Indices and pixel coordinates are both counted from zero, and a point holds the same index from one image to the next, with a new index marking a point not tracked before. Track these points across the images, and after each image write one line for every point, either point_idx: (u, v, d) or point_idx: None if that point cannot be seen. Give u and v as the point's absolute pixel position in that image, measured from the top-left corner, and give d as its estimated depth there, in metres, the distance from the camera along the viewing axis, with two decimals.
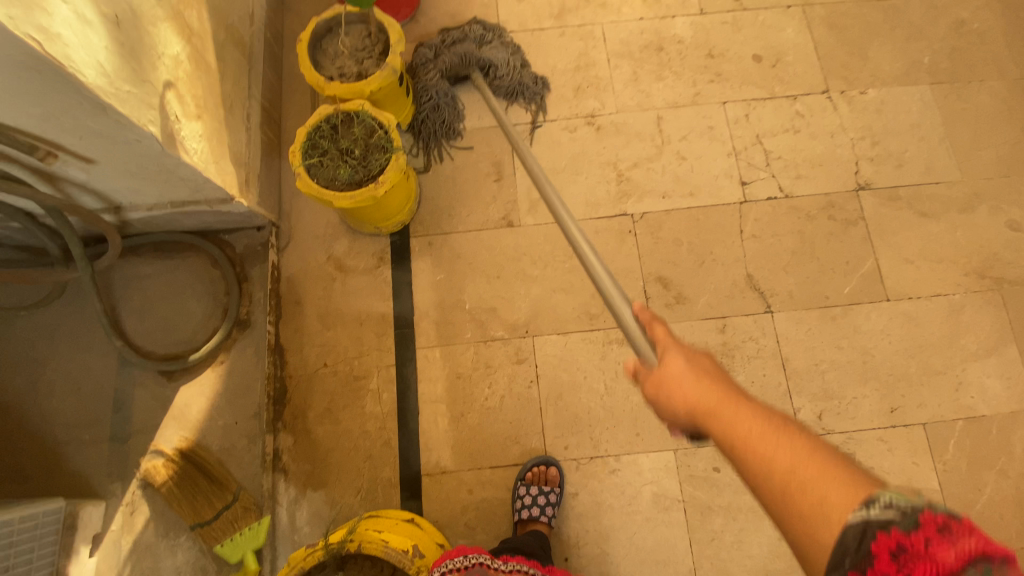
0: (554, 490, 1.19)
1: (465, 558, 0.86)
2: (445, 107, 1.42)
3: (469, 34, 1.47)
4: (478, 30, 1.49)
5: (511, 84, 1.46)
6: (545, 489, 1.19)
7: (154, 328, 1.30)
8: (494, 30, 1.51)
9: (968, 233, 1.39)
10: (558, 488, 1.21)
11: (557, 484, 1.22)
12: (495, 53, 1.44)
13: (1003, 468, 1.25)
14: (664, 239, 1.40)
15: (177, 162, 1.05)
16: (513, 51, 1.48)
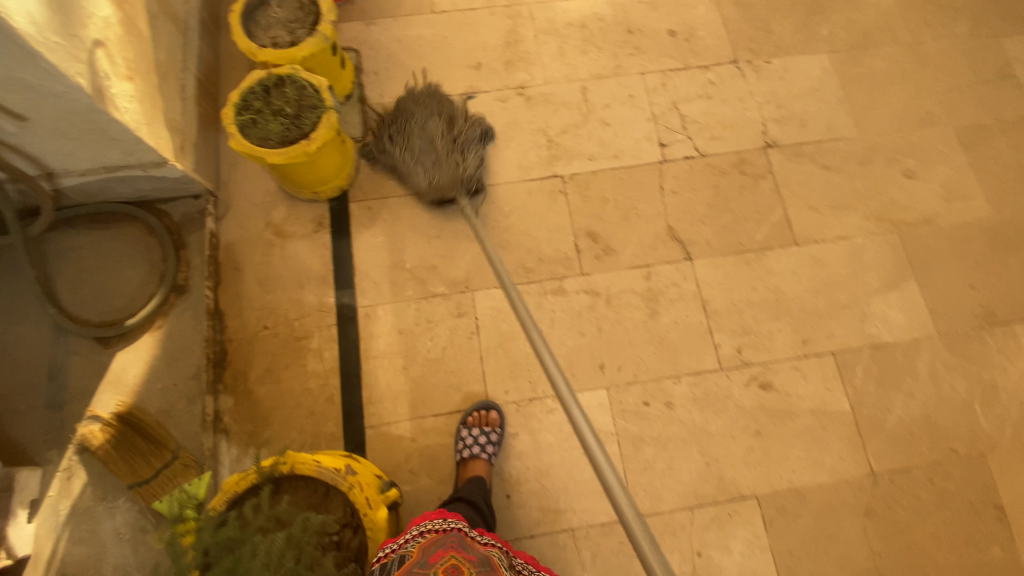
0: (494, 430, 1.24)
1: (445, 521, 0.90)
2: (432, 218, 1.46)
3: (441, 138, 1.38)
4: (444, 121, 1.41)
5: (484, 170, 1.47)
6: (486, 430, 1.25)
7: (89, 296, 1.31)
8: (453, 116, 1.43)
9: (866, 182, 1.53)
10: (498, 428, 1.26)
11: (497, 426, 1.27)
12: (475, 160, 1.40)
13: (909, 389, 1.37)
14: (592, 197, 1.48)
15: (108, 119, 1.08)
16: (477, 134, 1.44)
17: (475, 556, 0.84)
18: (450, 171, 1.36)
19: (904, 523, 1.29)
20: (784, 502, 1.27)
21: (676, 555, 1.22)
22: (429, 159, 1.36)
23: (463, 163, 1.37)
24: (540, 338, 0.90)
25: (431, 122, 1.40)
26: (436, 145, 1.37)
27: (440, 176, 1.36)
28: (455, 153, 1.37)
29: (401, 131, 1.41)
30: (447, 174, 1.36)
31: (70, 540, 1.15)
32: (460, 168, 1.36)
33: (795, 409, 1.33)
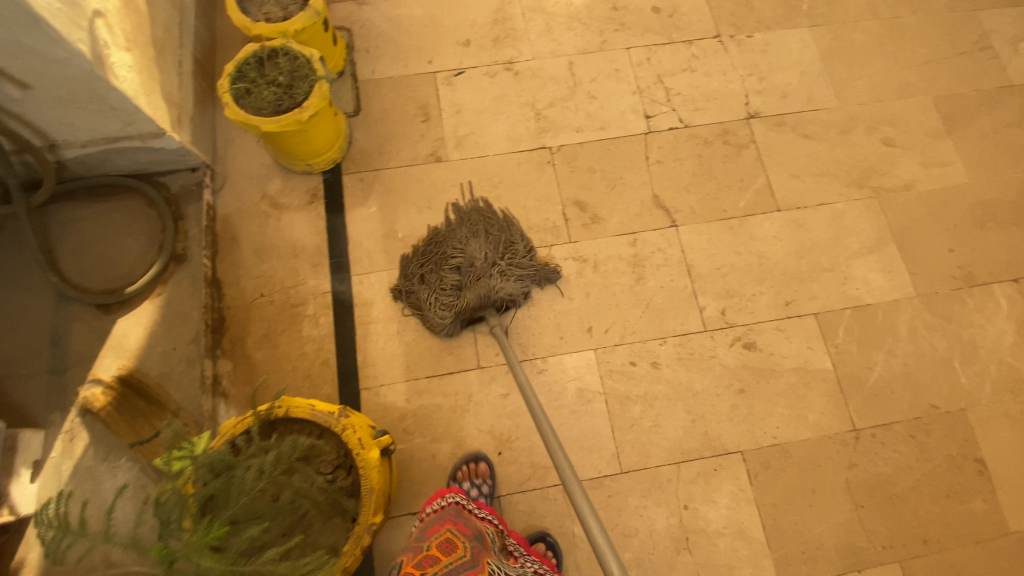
0: (485, 482, 1.22)
1: (444, 498, 1.02)
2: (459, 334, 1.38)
3: (483, 257, 1.30)
4: (491, 246, 1.33)
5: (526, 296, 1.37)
6: (476, 483, 1.22)
7: (90, 265, 1.34)
8: (503, 235, 1.36)
9: (847, 150, 1.56)
10: (489, 479, 1.23)
11: (487, 476, 1.24)
12: (515, 285, 1.31)
13: (890, 348, 1.40)
14: (579, 167, 1.52)
15: (108, 87, 1.12)
16: (524, 262, 1.35)
17: (470, 531, 0.94)
18: (482, 291, 1.27)
19: (886, 477, 1.32)
20: (769, 457, 1.30)
21: (663, 508, 1.25)
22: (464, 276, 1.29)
23: (499, 282, 1.29)
24: (524, 380, 1.08)
25: (475, 241, 1.33)
26: (475, 266, 1.30)
27: (474, 295, 1.28)
28: (493, 272, 1.29)
29: (441, 249, 1.35)
30: (478, 291, 1.27)
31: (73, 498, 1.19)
32: (495, 287, 1.28)
33: (779, 367, 1.36)
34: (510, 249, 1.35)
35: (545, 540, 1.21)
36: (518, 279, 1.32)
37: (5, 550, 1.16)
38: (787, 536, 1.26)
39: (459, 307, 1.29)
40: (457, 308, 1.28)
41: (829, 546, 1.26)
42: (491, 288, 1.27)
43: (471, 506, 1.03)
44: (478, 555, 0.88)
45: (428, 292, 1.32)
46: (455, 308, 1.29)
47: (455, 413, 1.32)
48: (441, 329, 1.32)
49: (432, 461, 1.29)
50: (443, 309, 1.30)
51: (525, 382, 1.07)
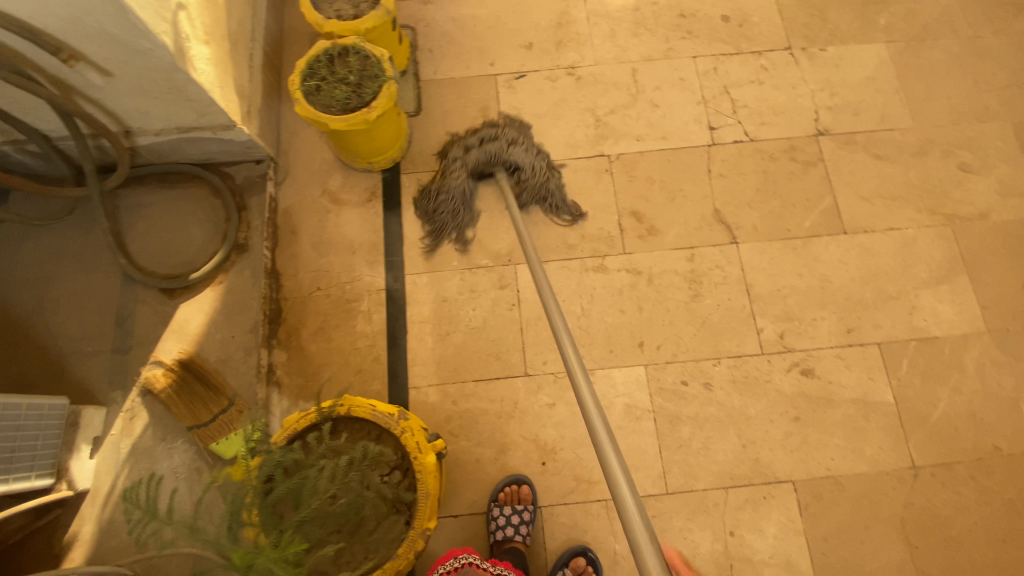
0: (528, 509, 1.20)
1: (456, 559, 1.03)
2: (462, 211, 1.43)
3: (505, 130, 1.46)
4: (519, 135, 1.47)
5: (537, 189, 1.44)
6: (519, 508, 1.21)
7: (156, 250, 1.39)
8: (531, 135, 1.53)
9: (920, 173, 1.49)
10: (531, 505, 1.22)
11: (530, 502, 1.23)
12: (524, 155, 1.43)
13: (956, 385, 1.34)
14: (638, 177, 1.49)
15: (186, 78, 1.14)
16: (543, 159, 1.47)
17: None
18: (494, 149, 1.41)
19: (944, 518, 1.26)
20: (821, 488, 1.26)
21: (708, 532, 1.22)
22: (481, 139, 1.44)
23: (513, 148, 1.42)
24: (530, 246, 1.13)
25: (508, 129, 1.48)
26: (494, 136, 1.44)
27: (485, 151, 1.41)
28: (511, 142, 1.44)
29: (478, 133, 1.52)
30: (488, 146, 1.42)
31: (131, 475, 1.23)
32: (506, 150, 1.41)
33: (836, 398, 1.31)
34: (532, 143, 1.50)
35: (586, 555, 1.20)
36: (532, 160, 1.44)
37: (61, 522, 1.20)
38: (835, 572, 1.21)
39: (469, 162, 1.42)
40: (467, 160, 1.42)
41: None
42: (500, 147, 1.41)
43: (485, 564, 1.02)
44: None
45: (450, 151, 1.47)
46: (464, 163, 1.42)
47: (500, 419, 1.31)
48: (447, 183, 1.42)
49: (476, 465, 1.29)
50: (455, 163, 1.43)
51: (523, 227, 1.22)
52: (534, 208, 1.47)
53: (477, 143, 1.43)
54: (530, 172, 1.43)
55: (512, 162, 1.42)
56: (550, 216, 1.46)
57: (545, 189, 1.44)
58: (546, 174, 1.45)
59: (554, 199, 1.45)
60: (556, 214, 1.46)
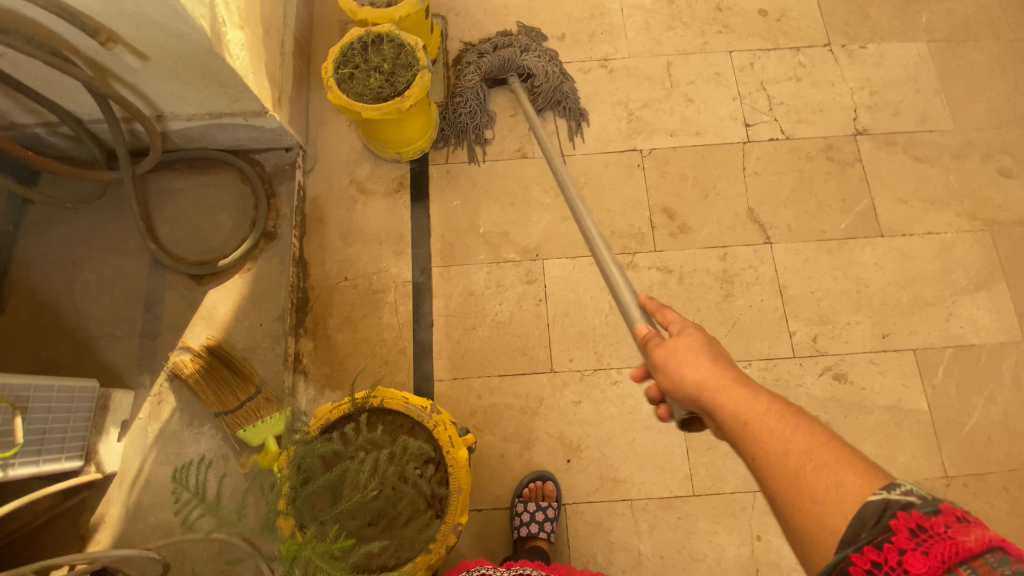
0: (551, 505, 1.19)
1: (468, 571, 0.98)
2: (479, 112, 1.47)
3: (518, 38, 1.51)
4: (531, 41, 1.52)
5: (551, 93, 1.48)
6: (542, 504, 1.19)
7: (185, 236, 1.38)
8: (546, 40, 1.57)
9: (961, 177, 1.45)
10: (555, 502, 1.21)
11: (554, 499, 1.22)
12: (537, 61, 1.48)
13: (992, 395, 1.30)
14: (670, 173, 1.46)
15: (221, 63, 1.13)
16: (556, 64, 1.51)
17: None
18: (508, 55, 1.46)
19: None
20: None
21: (735, 536, 1.20)
22: (494, 47, 1.49)
23: (526, 55, 1.47)
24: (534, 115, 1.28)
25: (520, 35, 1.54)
26: (507, 45, 1.50)
27: (499, 58, 1.45)
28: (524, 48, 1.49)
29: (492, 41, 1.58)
30: (502, 53, 1.46)
31: (158, 458, 1.24)
32: (520, 58, 1.45)
33: (869, 404, 1.29)
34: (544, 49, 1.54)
35: None
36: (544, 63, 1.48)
37: (89, 504, 1.21)
38: None
39: (482, 67, 1.46)
40: (480, 66, 1.46)
41: None
42: (514, 53, 1.46)
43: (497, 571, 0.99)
44: None
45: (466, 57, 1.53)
46: (479, 68, 1.47)
47: (525, 415, 1.30)
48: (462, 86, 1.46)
49: (501, 460, 1.28)
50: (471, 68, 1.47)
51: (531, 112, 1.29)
52: (548, 111, 1.51)
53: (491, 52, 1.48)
54: (543, 77, 1.47)
55: (526, 67, 1.46)
56: (562, 120, 1.51)
57: (558, 93, 1.48)
58: (558, 79, 1.50)
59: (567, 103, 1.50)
60: (570, 117, 1.50)
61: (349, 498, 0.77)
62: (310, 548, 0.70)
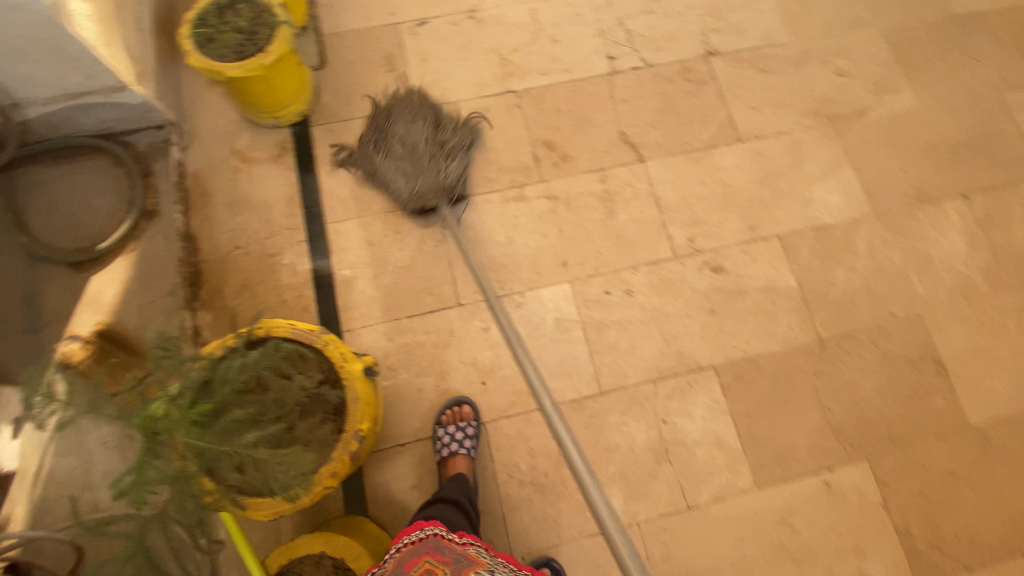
0: (470, 424, 1.25)
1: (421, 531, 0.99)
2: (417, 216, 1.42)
3: (421, 141, 1.36)
4: (429, 131, 1.38)
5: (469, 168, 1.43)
6: (462, 425, 1.25)
7: (60, 226, 1.34)
8: (429, 106, 1.41)
9: (802, 82, 1.62)
10: (474, 421, 1.27)
11: (472, 419, 1.28)
12: (458, 166, 1.38)
13: (850, 265, 1.46)
14: (546, 109, 1.55)
15: (67, 35, 1.11)
16: (464, 144, 1.41)
17: (448, 557, 0.92)
18: (432, 180, 1.35)
19: (852, 382, 1.38)
20: (740, 370, 1.36)
21: (643, 424, 1.31)
22: (411, 167, 1.35)
23: (447, 167, 1.36)
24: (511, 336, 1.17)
25: (413, 129, 1.37)
26: (417, 152, 1.36)
27: (426, 192, 1.35)
28: (437, 158, 1.36)
29: (383, 135, 1.39)
30: (428, 182, 1.34)
31: (59, 450, 1.19)
32: (445, 185, 1.36)
33: (746, 288, 1.42)
34: (439, 122, 1.40)
35: (550, 565, 1.20)
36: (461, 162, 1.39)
37: None
38: (761, 441, 1.32)
39: (412, 203, 1.37)
40: (410, 203, 1.37)
41: (801, 448, 1.32)
42: (439, 178, 1.34)
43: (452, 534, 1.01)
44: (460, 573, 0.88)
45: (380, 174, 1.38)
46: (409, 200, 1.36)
47: (437, 349, 1.35)
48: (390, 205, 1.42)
49: (418, 394, 1.32)
50: (395, 195, 1.38)
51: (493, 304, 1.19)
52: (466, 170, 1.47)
53: (409, 172, 1.35)
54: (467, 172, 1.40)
55: (454, 185, 1.37)
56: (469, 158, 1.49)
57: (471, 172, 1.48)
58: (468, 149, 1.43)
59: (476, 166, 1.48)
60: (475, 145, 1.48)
61: (218, 388, 0.80)
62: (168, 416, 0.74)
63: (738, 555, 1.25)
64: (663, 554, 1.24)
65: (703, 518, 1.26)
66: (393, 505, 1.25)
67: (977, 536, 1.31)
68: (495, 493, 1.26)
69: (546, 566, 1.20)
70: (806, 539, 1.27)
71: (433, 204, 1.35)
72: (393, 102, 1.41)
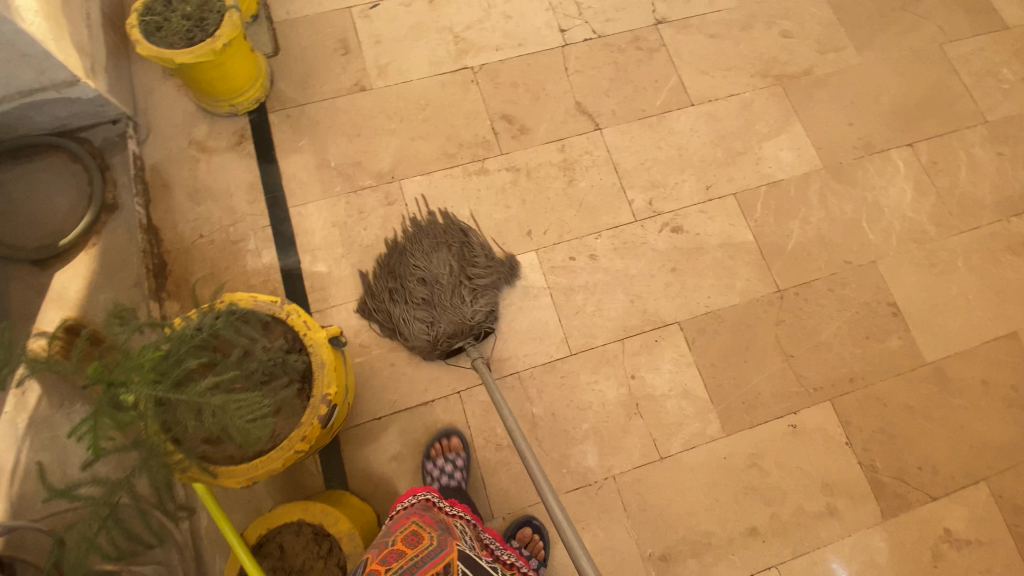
0: (460, 456, 1.25)
1: (414, 497, 0.99)
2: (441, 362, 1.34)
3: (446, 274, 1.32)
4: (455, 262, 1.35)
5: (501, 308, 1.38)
6: (451, 458, 1.24)
7: (18, 225, 1.32)
8: (455, 233, 1.39)
9: (750, 45, 1.67)
10: (463, 452, 1.26)
11: (461, 449, 1.27)
12: (484, 304, 1.32)
13: (804, 217, 1.52)
14: (502, 83, 1.57)
15: (15, 29, 1.10)
16: (492, 277, 1.36)
17: (436, 522, 0.93)
18: (457, 321, 1.28)
19: (812, 327, 1.43)
20: (704, 324, 1.40)
21: (612, 381, 1.35)
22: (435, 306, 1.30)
23: (472, 303, 1.31)
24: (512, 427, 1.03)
25: (438, 261, 1.34)
26: (442, 289, 1.31)
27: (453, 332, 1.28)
28: (462, 295, 1.31)
29: (406, 271, 1.34)
30: (452, 318, 1.28)
31: (32, 447, 1.19)
32: (473, 322, 1.30)
33: (705, 245, 1.46)
34: (466, 254, 1.37)
35: (531, 522, 1.24)
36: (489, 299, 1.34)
37: None
38: (727, 390, 1.36)
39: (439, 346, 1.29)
40: (437, 347, 1.29)
41: (766, 394, 1.37)
42: (464, 314, 1.29)
43: (442, 504, 1.01)
44: (446, 540, 0.87)
45: (400, 315, 1.31)
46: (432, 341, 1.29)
47: None
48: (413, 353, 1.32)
49: (391, 368, 1.34)
50: (418, 338, 1.30)
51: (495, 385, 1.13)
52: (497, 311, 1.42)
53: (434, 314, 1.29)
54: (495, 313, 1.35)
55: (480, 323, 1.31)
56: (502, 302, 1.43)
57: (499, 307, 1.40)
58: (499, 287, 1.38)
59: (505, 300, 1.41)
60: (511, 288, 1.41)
61: (175, 347, 0.83)
62: (120, 367, 0.77)
63: (711, 500, 1.29)
64: (639, 504, 1.28)
65: (675, 466, 1.30)
66: (373, 478, 1.27)
67: (939, 466, 1.37)
68: (473, 458, 1.29)
69: (526, 524, 1.24)
70: (776, 480, 1.32)
71: (460, 345, 1.27)
72: (418, 231, 1.39)
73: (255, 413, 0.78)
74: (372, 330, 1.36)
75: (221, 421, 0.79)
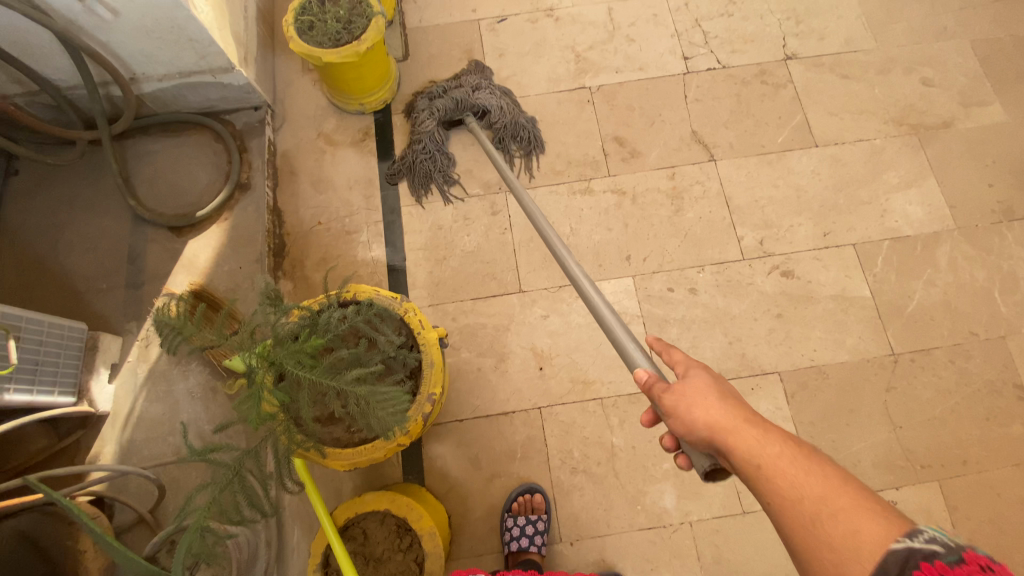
0: (540, 518, 1.20)
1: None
2: (439, 155, 1.48)
3: (467, 79, 1.52)
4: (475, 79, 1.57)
5: (509, 127, 1.49)
6: (531, 517, 1.20)
7: (163, 193, 1.46)
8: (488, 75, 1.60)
9: (886, 89, 1.57)
10: (545, 514, 1.22)
11: (543, 511, 1.23)
12: (489, 94, 1.49)
13: (930, 278, 1.40)
14: (618, 106, 1.56)
15: (188, 16, 1.20)
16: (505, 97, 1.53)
17: None
18: (460, 97, 1.46)
19: (926, 399, 1.32)
20: (807, 377, 1.33)
21: None
22: (445, 90, 1.50)
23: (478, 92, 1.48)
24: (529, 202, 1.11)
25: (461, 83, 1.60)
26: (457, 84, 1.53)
27: (452, 98, 1.46)
28: (474, 87, 1.50)
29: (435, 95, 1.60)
30: (454, 94, 1.47)
31: (148, 397, 1.29)
32: (472, 96, 1.47)
33: (816, 295, 1.38)
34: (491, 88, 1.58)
35: None
36: (497, 100, 1.49)
37: (83, 444, 1.25)
38: (824, 452, 1.28)
39: (436, 109, 1.47)
40: (434, 108, 1.47)
41: (866, 463, 1.28)
42: (465, 92, 1.47)
43: None
44: None
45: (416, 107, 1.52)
46: (432, 112, 1.47)
47: (499, 332, 1.38)
48: (418, 129, 1.47)
49: (478, 373, 1.35)
50: (423, 112, 1.48)
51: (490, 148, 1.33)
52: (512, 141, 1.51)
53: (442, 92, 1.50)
54: (499, 112, 1.48)
55: (480, 105, 1.47)
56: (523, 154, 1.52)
57: (516, 125, 1.50)
58: (514, 113, 1.51)
59: (523, 122, 1.51)
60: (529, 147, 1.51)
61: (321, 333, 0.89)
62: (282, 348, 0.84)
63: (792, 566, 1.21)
64: (714, 555, 1.22)
65: (758, 523, 1.24)
66: (447, 479, 1.28)
67: None
68: (548, 477, 1.28)
69: None
70: None
71: (461, 119, 1.46)
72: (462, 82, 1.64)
73: (397, 406, 0.83)
74: (464, 343, 1.37)
75: (364, 411, 0.83)
